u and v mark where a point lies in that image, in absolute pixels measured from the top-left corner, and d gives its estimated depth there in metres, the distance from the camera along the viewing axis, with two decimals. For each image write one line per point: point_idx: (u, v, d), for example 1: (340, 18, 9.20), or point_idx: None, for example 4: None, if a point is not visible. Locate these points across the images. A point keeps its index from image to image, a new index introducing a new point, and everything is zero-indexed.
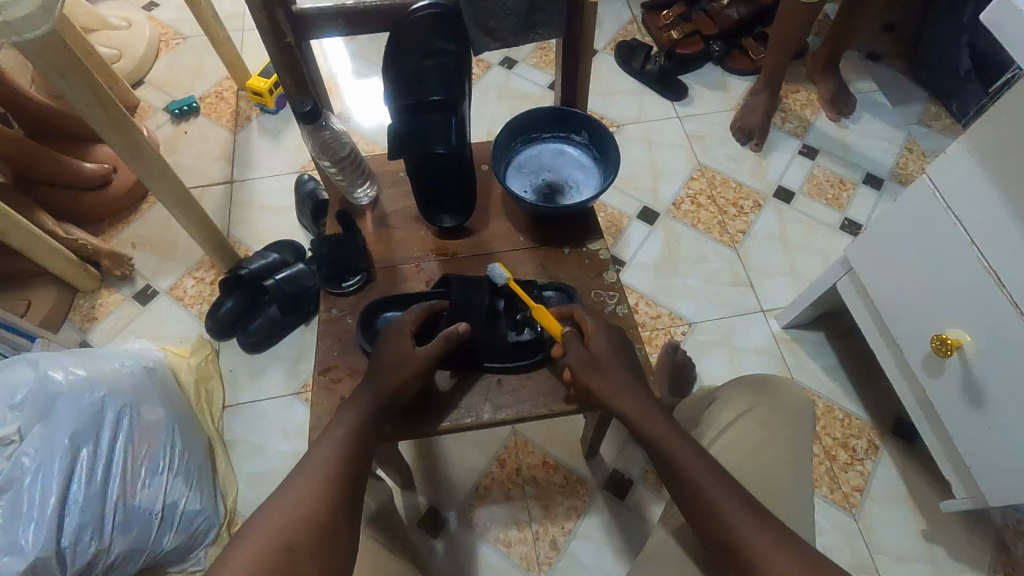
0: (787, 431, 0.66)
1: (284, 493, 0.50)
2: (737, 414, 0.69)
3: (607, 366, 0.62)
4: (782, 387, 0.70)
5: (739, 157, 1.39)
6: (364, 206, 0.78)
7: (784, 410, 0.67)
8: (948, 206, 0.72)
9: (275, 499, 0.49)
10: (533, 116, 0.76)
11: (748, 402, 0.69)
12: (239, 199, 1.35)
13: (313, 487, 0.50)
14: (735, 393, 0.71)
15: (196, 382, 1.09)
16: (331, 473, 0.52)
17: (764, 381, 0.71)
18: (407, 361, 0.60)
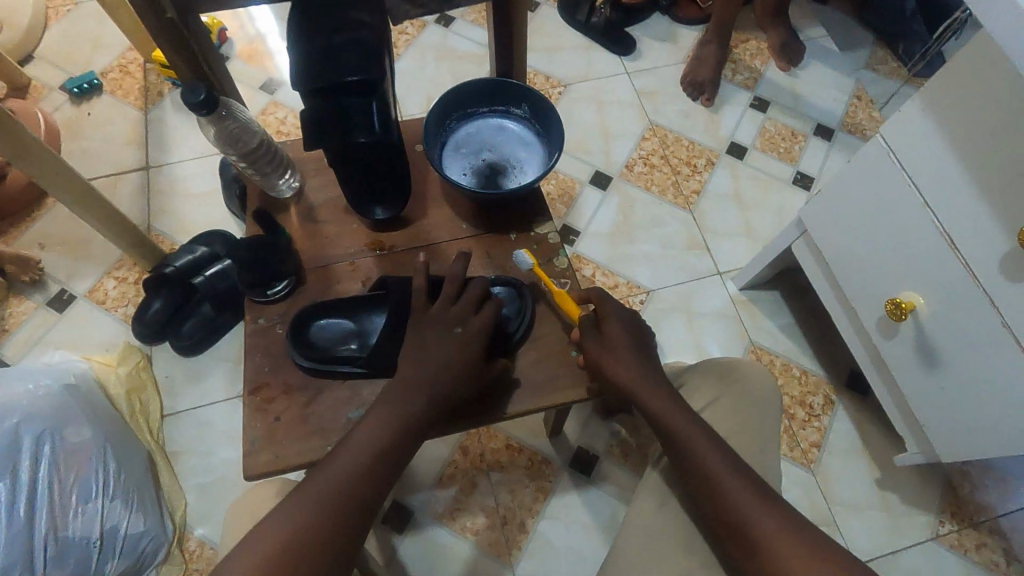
0: (754, 425, 0.63)
1: (296, 509, 0.48)
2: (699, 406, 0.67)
3: (618, 349, 0.61)
4: (750, 374, 0.67)
5: (691, 113, 1.34)
6: (287, 199, 0.70)
7: (751, 402, 0.65)
8: (902, 168, 0.70)
9: (286, 518, 0.48)
10: (468, 88, 0.69)
11: (713, 393, 0.67)
12: (158, 186, 1.22)
13: (330, 510, 0.49)
14: (699, 381, 0.69)
15: (128, 395, 1.01)
16: (351, 494, 0.50)
17: (730, 369, 0.68)
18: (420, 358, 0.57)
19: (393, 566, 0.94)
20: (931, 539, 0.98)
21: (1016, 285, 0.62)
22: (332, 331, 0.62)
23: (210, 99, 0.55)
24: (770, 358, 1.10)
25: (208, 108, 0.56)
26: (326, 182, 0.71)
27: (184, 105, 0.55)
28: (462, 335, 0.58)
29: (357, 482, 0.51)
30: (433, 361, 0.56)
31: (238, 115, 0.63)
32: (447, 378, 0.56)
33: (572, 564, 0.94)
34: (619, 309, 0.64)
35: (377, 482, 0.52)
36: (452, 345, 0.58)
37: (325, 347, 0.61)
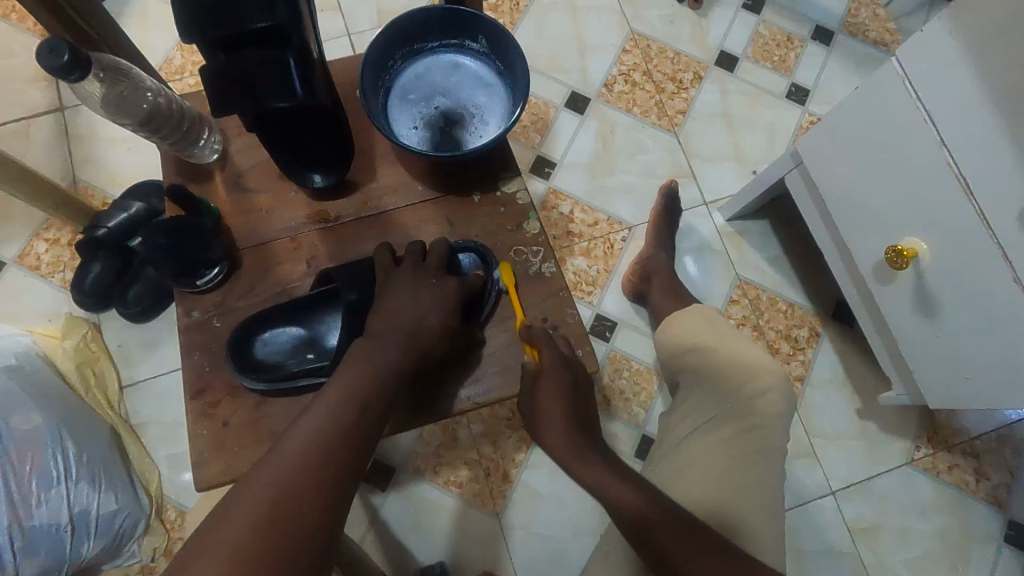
0: (764, 442, 0.62)
1: (247, 497, 0.39)
2: (708, 415, 0.65)
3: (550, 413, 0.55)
4: (760, 385, 0.64)
5: (677, 19, 1.19)
6: (210, 165, 0.60)
7: (761, 417, 0.63)
8: (918, 100, 0.61)
9: (236, 507, 0.39)
10: (412, 19, 0.57)
11: (725, 403, 0.65)
12: (77, 131, 1.08)
13: (292, 485, 0.40)
14: (710, 387, 0.67)
15: (79, 369, 0.94)
16: (316, 467, 0.42)
17: (742, 378, 0.66)
18: (404, 313, 0.51)
19: (379, 523, 0.94)
20: (905, 464, 1.00)
21: None
22: (282, 343, 0.54)
23: (78, 59, 0.45)
24: (756, 292, 1.06)
25: (79, 71, 0.46)
26: (253, 144, 0.60)
27: (48, 73, 0.45)
28: (426, 289, 0.52)
29: (323, 449, 0.43)
30: (396, 318, 0.50)
31: (125, 78, 0.53)
32: (414, 333, 0.50)
33: (555, 510, 0.95)
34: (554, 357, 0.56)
35: (348, 451, 0.43)
36: (416, 301, 0.51)
37: (280, 363, 0.54)
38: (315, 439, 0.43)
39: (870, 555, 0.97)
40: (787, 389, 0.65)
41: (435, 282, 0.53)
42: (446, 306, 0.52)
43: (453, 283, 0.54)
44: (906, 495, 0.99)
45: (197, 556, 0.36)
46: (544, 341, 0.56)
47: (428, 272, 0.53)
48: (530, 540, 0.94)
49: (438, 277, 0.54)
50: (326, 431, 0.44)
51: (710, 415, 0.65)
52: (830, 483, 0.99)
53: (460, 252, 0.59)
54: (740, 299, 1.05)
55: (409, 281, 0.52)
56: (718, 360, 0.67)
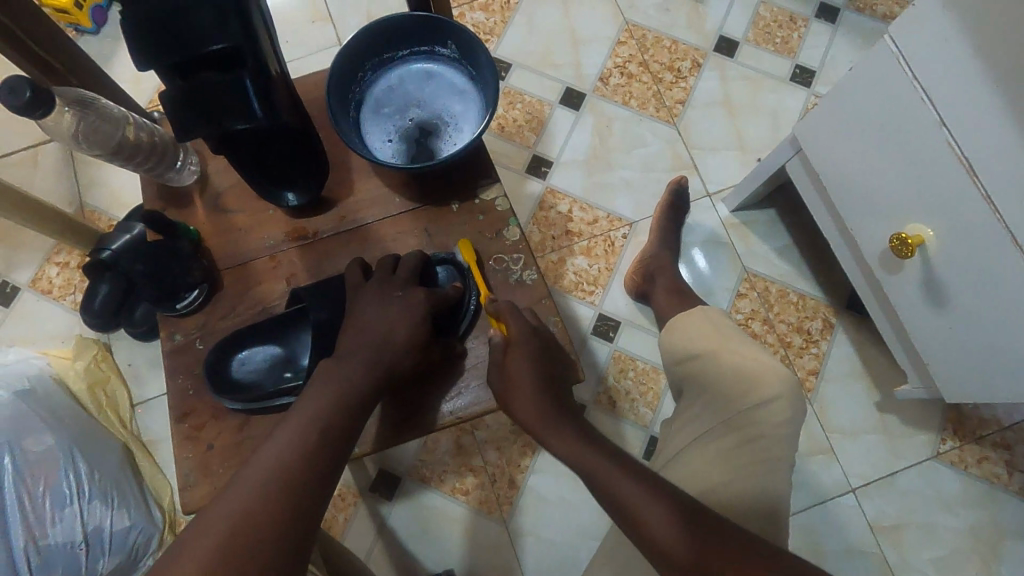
0: (762, 455, 0.59)
1: (205, 525, 0.38)
2: (707, 424, 0.63)
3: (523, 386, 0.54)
4: (764, 395, 0.61)
5: (674, 6, 1.16)
6: (188, 187, 0.60)
7: (762, 428, 0.60)
8: (915, 78, 0.58)
9: (192, 540, 0.38)
10: (379, 29, 0.56)
11: (725, 413, 0.62)
12: (81, 156, 1.10)
13: (250, 511, 0.39)
14: (709, 396, 0.64)
15: (91, 389, 0.97)
16: (276, 491, 0.41)
17: (743, 387, 0.62)
18: (370, 329, 0.50)
19: (386, 532, 0.94)
20: (930, 458, 0.96)
21: None
22: (259, 361, 0.54)
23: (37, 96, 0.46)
24: (766, 285, 1.02)
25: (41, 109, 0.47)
26: (229, 163, 0.60)
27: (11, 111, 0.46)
28: (394, 303, 0.51)
29: (284, 473, 0.42)
30: (363, 335, 0.50)
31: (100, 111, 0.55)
32: (381, 350, 0.49)
33: (563, 515, 0.94)
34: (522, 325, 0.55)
35: (311, 472, 0.42)
36: (383, 316, 0.51)
37: (255, 381, 0.53)
38: (276, 462, 0.42)
39: (895, 554, 0.93)
40: (797, 398, 0.61)
41: (403, 295, 0.52)
42: (415, 320, 0.51)
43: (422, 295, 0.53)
44: (932, 491, 0.94)
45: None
46: (508, 311, 0.55)
47: (397, 286, 0.53)
48: (539, 546, 0.93)
49: (407, 291, 0.53)
50: (288, 454, 0.43)
51: (708, 426, 0.62)
52: (849, 480, 0.95)
53: (437, 266, 0.58)
54: (749, 293, 1.02)
55: (377, 298, 0.52)
56: (719, 369, 0.65)
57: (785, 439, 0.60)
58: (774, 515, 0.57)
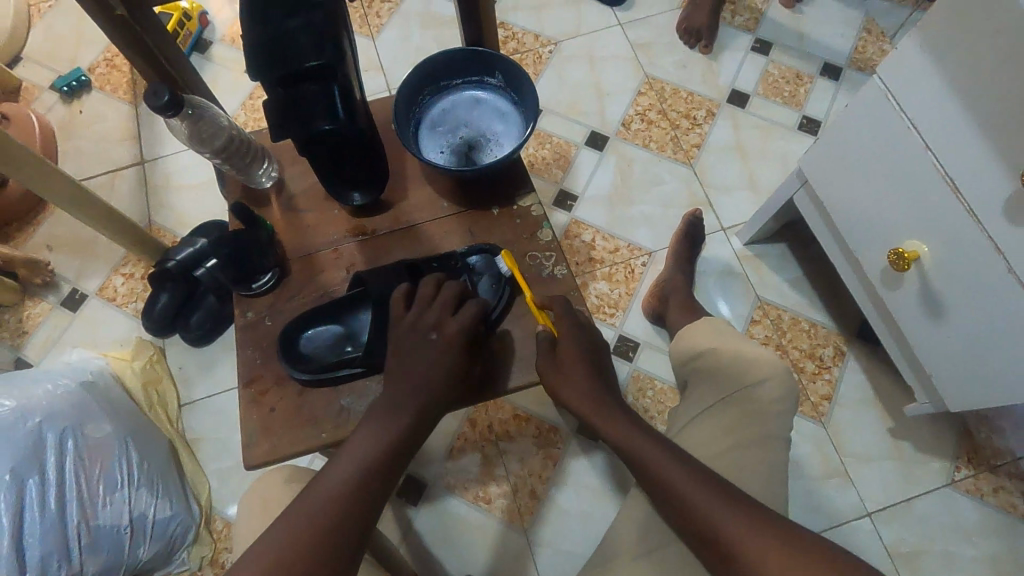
0: (759, 428, 0.64)
1: (298, 514, 0.48)
2: (708, 403, 0.68)
3: (574, 367, 0.59)
4: (760, 374, 0.66)
5: (690, 63, 1.29)
6: (268, 189, 0.70)
7: (759, 405, 0.65)
8: (901, 109, 0.65)
9: (288, 525, 0.48)
10: (438, 61, 0.67)
11: (724, 393, 0.68)
12: (154, 181, 1.23)
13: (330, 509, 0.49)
14: (710, 380, 0.70)
15: (144, 388, 1.04)
16: (333, 513, 0.48)
17: (741, 369, 0.68)
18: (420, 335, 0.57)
19: (410, 536, 0.97)
20: (946, 486, 0.97)
21: (1018, 230, 0.58)
22: (323, 339, 0.61)
23: (174, 97, 0.55)
24: (778, 313, 1.08)
25: (173, 109, 0.55)
26: (303, 171, 0.70)
27: (150, 109, 0.55)
28: (434, 328, 0.57)
29: (338, 497, 0.49)
30: (405, 362, 0.56)
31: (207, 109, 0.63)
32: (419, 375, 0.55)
33: (581, 527, 0.97)
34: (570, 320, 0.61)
35: (374, 484, 0.51)
36: (422, 342, 0.56)
37: (318, 356, 0.61)
38: (333, 485, 0.50)
39: None
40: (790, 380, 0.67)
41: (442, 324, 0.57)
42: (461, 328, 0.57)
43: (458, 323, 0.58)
44: (949, 520, 0.95)
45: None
46: (561, 306, 0.61)
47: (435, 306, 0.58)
48: (558, 558, 0.95)
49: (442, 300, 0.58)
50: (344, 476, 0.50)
51: (709, 404, 0.68)
52: (864, 504, 0.97)
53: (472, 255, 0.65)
54: (762, 320, 1.08)
55: (421, 315, 0.57)
56: (720, 357, 0.71)
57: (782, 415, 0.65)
58: (773, 481, 0.61)
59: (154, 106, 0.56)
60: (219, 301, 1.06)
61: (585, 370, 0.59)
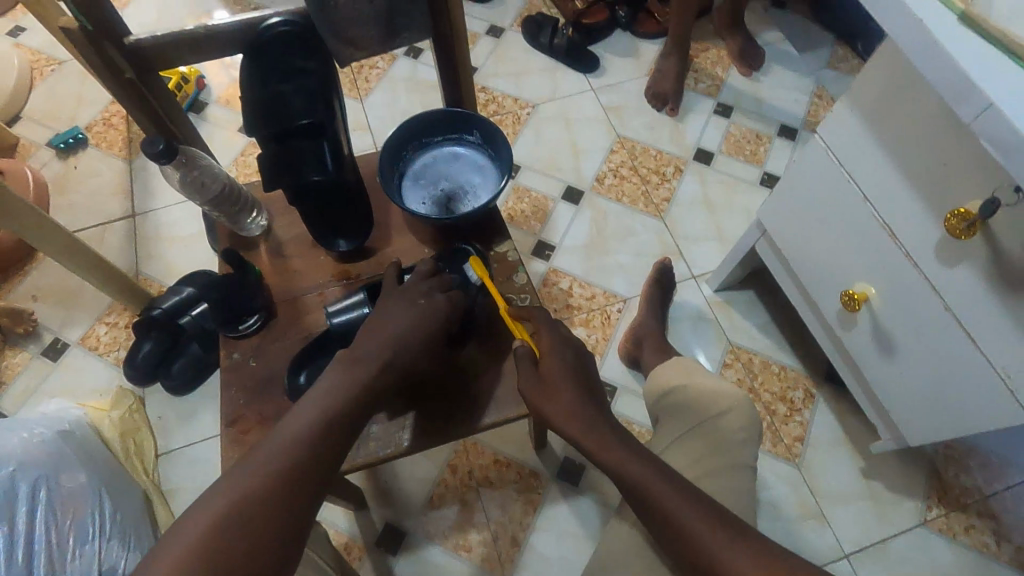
0: (726, 456, 0.67)
1: (248, 466, 0.50)
2: (678, 432, 0.72)
3: (555, 381, 0.61)
4: (724, 406, 0.71)
5: (658, 124, 1.38)
6: (257, 236, 0.74)
7: (725, 433, 0.69)
8: (842, 165, 0.72)
9: (237, 476, 0.49)
10: (420, 121, 0.72)
11: (692, 422, 0.71)
12: (144, 233, 1.27)
13: (279, 465, 0.50)
14: (679, 410, 0.74)
15: (122, 437, 1.04)
16: (285, 464, 0.50)
17: (707, 402, 0.72)
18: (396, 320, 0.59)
19: None
20: (919, 525, 0.99)
21: (949, 270, 0.63)
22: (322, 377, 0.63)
23: (170, 147, 0.59)
24: (749, 357, 1.12)
25: (170, 158, 0.59)
26: (292, 220, 0.75)
27: (147, 157, 0.58)
28: (429, 316, 0.60)
29: (297, 452, 0.51)
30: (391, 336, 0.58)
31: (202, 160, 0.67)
32: (404, 354, 0.59)
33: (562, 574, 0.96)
34: (555, 336, 0.64)
35: (326, 450, 0.52)
36: (414, 325, 0.59)
37: None
38: (302, 440, 0.52)
39: None
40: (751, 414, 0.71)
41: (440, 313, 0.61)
42: (433, 318, 0.60)
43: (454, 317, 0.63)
44: (924, 560, 0.96)
45: (194, 525, 0.46)
46: (542, 323, 0.64)
47: (435, 294, 0.62)
48: None
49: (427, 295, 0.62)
50: (315, 430, 0.52)
51: (676, 436, 0.71)
52: (841, 546, 0.98)
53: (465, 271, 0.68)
54: (734, 363, 1.12)
55: (419, 301, 0.61)
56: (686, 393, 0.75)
57: (746, 445, 0.69)
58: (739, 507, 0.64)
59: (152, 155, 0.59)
60: (202, 349, 1.08)
61: (570, 384, 0.61)
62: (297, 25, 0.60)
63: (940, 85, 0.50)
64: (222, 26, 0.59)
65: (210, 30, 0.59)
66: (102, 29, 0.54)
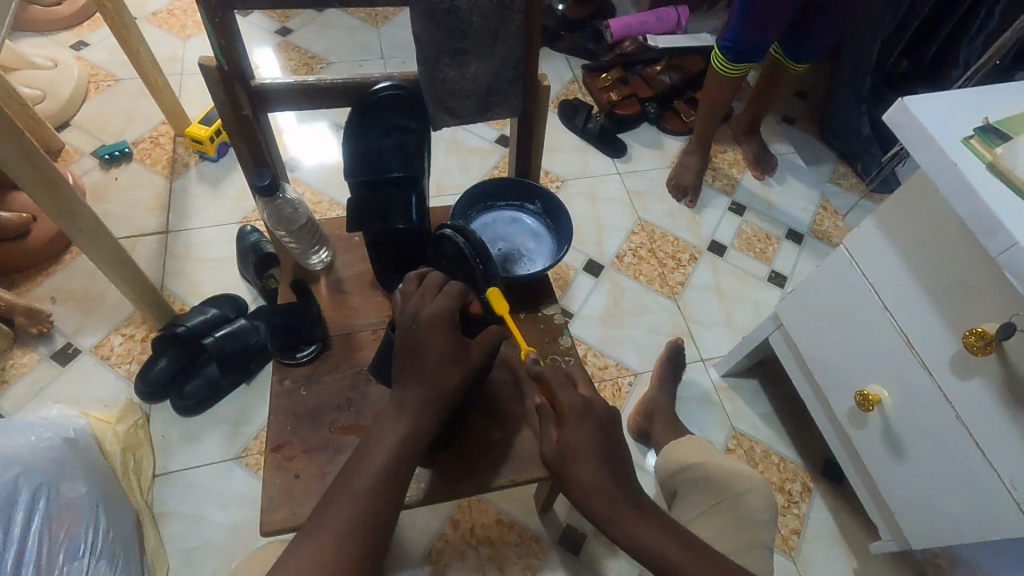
0: (746, 535, 0.71)
1: (325, 519, 0.50)
2: (702, 508, 0.75)
3: (580, 453, 0.58)
4: (745, 484, 0.74)
5: (676, 213, 1.48)
6: (319, 271, 0.78)
7: (749, 514, 0.72)
8: (863, 273, 0.79)
9: (315, 532, 0.49)
10: (490, 186, 0.80)
11: (717, 500, 0.74)
12: (175, 250, 1.29)
13: (359, 513, 0.51)
14: (702, 485, 0.77)
15: (123, 452, 1.01)
16: (360, 513, 0.51)
17: (730, 480, 0.75)
18: (421, 340, 0.58)
19: None
20: None
21: (963, 381, 0.69)
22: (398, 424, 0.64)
23: (272, 183, 0.66)
24: (751, 444, 1.16)
25: (270, 192, 0.66)
26: (354, 260, 0.79)
27: (251, 188, 0.66)
28: (452, 353, 0.58)
29: (369, 499, 0.52)
30: (421, 382, 0.57)
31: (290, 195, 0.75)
32: (437, 397, 0.57)
33: None
34: (574, 399, 0.60)
35: (391, 489, 0.53)
36: (441, 365, 0.57)
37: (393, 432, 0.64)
38: (365, 498, 0.51)
39: None
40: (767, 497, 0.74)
41: (459, 350, 0.58)
42: (448, 329, 0.58)
43: (474, 349, 0.60)
44: None
45: None
46: (559, 386, 0.61)
47: (451, 323, 0.58)
48: None
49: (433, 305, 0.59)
50: (378, 484, 0.52)
51: (700, 510, 0.75)
52: None
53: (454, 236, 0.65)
54: (736, 449, 1.15)
55: (438, 336, 0.57)
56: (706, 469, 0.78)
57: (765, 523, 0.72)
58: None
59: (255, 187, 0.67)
60: (220, 371, 1.08)
61: (592, 457, 0.58)
62: (405, 90, 0.67)
63: (970, 219, 0.58)
64: (337, 80, 0.66)
65: (326, 82, 0.66)
66: (235, 71, 0.60)
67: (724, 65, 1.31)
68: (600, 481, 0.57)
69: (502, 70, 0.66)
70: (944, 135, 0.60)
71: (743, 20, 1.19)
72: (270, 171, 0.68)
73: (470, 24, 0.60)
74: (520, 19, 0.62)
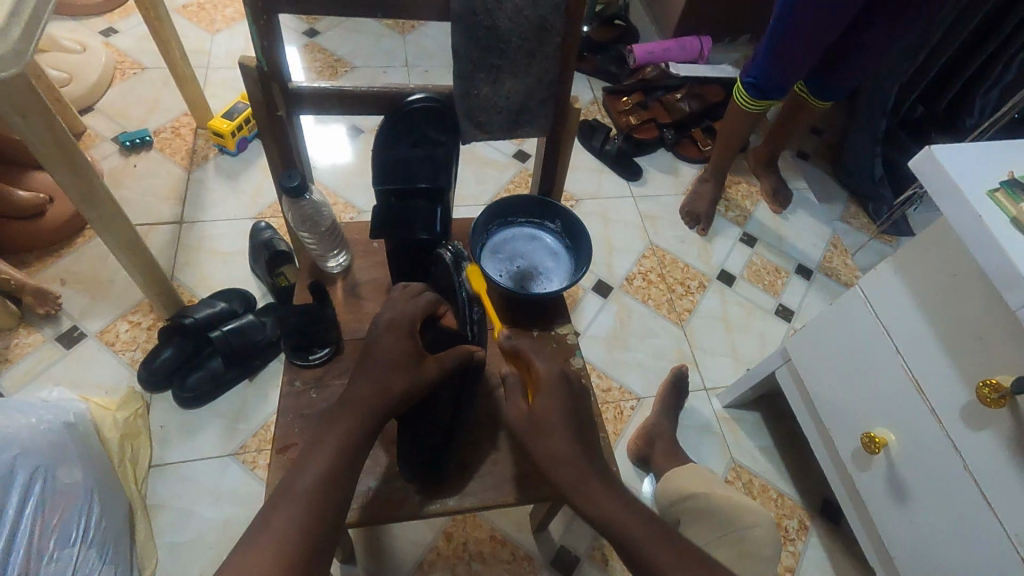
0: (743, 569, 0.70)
1: (273, 510, 0.48)
2: (704, 537, 0.74)
3: (549, 419, 0.58)
4: (750, 518, 0.74)
5: (688, 240, 1.49)
6: (335, 274, 0.79)
7: (749, 546, 0.71)
8: (877, 316, 0.79)
9: (264, 523, 0.47)
10: (511, 202, 0.81)
11: (717, 532, 0.74)
12: (187, 241, 1.29)
13: (306, 504, 0.49)
14: (703, 517, 0.77)
15: (121, 440, 1.01)
16: (306, 503, 0.49)
17: (735, 512, 0.76)
18: (382, 344, 0.59)
19: None
20: None
21: (974, 432, 0.69)
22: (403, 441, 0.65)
23: (300, 185, 0.66)
24: (750, 477, 1.15)
25: (298, 193, 0.67)
26: (371, 265, 0.80)
27: (281, 188, 0.66)
28: (406, 355, 0.59)
29: (316, 489, 0.50)
30: (371, 383, 0.57)
31: (315, 198, 0.74)
32: (386, 395, 0.56)
33: None
34: (550, 369, 0.62)
35: (341, 482, 0.51)
36: (394, 363, 0.58)
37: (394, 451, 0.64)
38: (313, 488, 0.50)
39: None
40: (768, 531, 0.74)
41: (414, 354, 0.59)
42: (404, 333, 0.60)
43: (430, 363, 0.60)
44: None
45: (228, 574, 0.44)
46: (532, 350, 0.63)
47: (407, 330, 0.61)
48: None
49: (396, 314, 0.61)
50: (325, 474, 0.51)
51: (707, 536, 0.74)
52: None
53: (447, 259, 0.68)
54: (735, 481, 1.14)
55: (394, 337, 0.60)
56: (708, 500, 0.78)
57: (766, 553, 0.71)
58: None
59: (284, 188, 0.67)
60: (224, 365, 1.08)
61: (563, 409, 0.59)
62: (436, 101, 0.67)
63: (990, 271, 0.58)
64: (373, 88, 0.66)
65: (362, 89, 0.66)
66: (275, 72, 0.61)
67: (747, 100, 1.32)
68: (571, 451, 0.56)
69: (536, 90, 0.66)
70: (970, 187, 0.61)
71: (770, 59, 1.20)
72: (299, 174, 0.68)
73: (508, 43, 0.61)
74: (557, 41, 0.63)
